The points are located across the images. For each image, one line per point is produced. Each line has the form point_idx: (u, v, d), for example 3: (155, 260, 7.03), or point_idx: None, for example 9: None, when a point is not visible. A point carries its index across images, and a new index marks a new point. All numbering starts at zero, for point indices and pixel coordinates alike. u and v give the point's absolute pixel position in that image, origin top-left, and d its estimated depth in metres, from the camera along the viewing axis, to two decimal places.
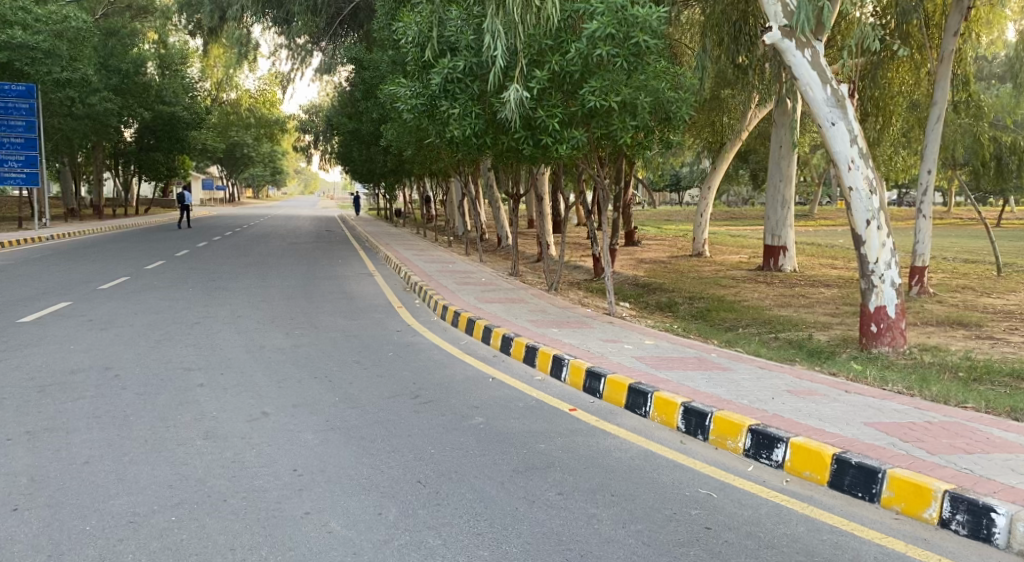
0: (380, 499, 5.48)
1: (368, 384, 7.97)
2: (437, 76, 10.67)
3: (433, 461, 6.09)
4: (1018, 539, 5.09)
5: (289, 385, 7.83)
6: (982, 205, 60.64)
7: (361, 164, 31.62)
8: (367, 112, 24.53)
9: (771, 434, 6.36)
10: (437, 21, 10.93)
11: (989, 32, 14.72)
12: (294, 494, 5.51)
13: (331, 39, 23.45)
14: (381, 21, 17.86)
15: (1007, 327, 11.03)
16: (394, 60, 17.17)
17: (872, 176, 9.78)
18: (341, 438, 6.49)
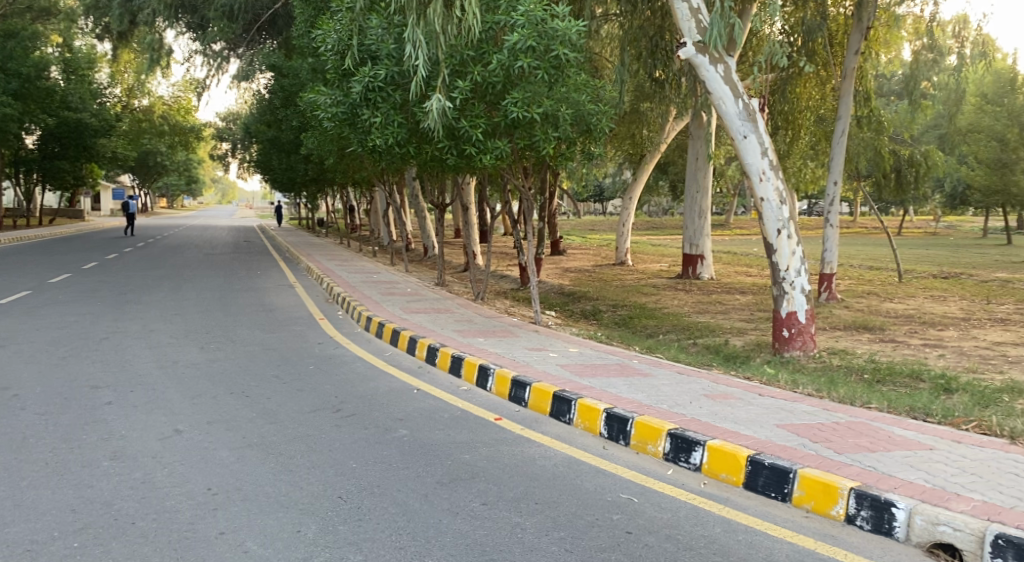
0: (299, 516, 5.47)
1: (287, 398, 7.91)
2: (358, 85, 10.66)
3: (355, 475, 6.11)
4: (916, 532, 5.39)
5: (203, 400, 7.72)
6: (884, 214, 63.71)
7: (281, 172, 31.17)
8: (286, 120, 24.17)
9: (689, 438, 6.58)
10: (357, 29, 10.89)
11: (887, 50, 15.56)
12: (208, 513, 5.46)
13: (248, 46, 22.86)
14: (300, 29, 17.70)
15: (908, 330, 11.64)
16: (314, 67, 17.01)
17: (781, 188, 10.17)
18: (258, 455, 6.44)
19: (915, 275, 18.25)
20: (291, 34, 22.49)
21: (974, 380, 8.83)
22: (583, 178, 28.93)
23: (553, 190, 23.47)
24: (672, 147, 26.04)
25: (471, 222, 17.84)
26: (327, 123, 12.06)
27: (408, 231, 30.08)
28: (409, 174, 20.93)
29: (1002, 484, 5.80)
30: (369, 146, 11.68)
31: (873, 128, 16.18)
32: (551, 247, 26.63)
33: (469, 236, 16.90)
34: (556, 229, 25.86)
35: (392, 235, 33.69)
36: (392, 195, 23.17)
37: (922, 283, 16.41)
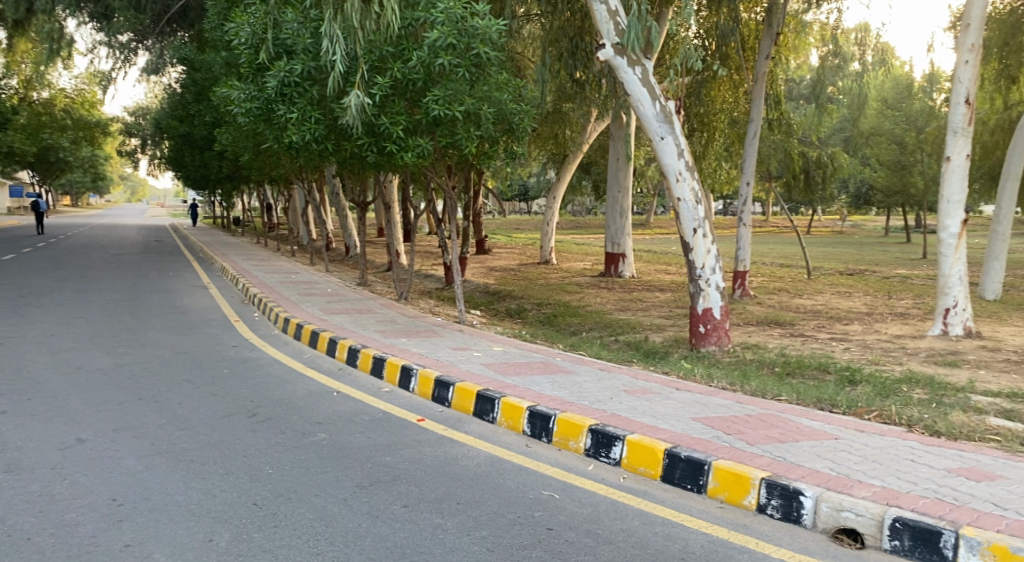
0: (211, 524, 5.41)
1: (199, 404, 7.76)
2: (273, 80, 10.51)
3: (272, 481, 6.06)
4: (822, 518, 5.63)
5: (108, 408, 7.52)
6: (794, 214, 65.90)
7: (194, 169, 30.39)
8: (199, 116, 23.51)
9: (609, 433, 6.74)
10: (271, 23, 10.75)
11: (795, 56, 16.15)
12: (111, 526, 5.35)
13: (158, 37, 22.11)
14: (212, 22, 17.37)
15: (816, 324, 12.12)
16: (228, 62, 16.60)
17: (697, 188, 10.45)
18: (167, 463, 6.32)
19: (823, 272, 19.00)
20: (203, 27, 21.97)
21: (876, 371, 9.26)
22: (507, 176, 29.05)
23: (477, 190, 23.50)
24: (593, 147, 26.42)
25: (393, 221, 17.76)
26: (241, 119, 11.81)
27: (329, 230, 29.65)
28: (330, 173, 20.66)
29: (900, 469, 6.12)
30: (285, 143, 11.48)
31: (783, 130, 16.76)
32: (475, 246, 26.69)
33: (392, 235, 16.78)
34: (481, 228, 25.88)
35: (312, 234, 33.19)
36: (311, 193, 22.85)
37: (829, 280, 17.11)
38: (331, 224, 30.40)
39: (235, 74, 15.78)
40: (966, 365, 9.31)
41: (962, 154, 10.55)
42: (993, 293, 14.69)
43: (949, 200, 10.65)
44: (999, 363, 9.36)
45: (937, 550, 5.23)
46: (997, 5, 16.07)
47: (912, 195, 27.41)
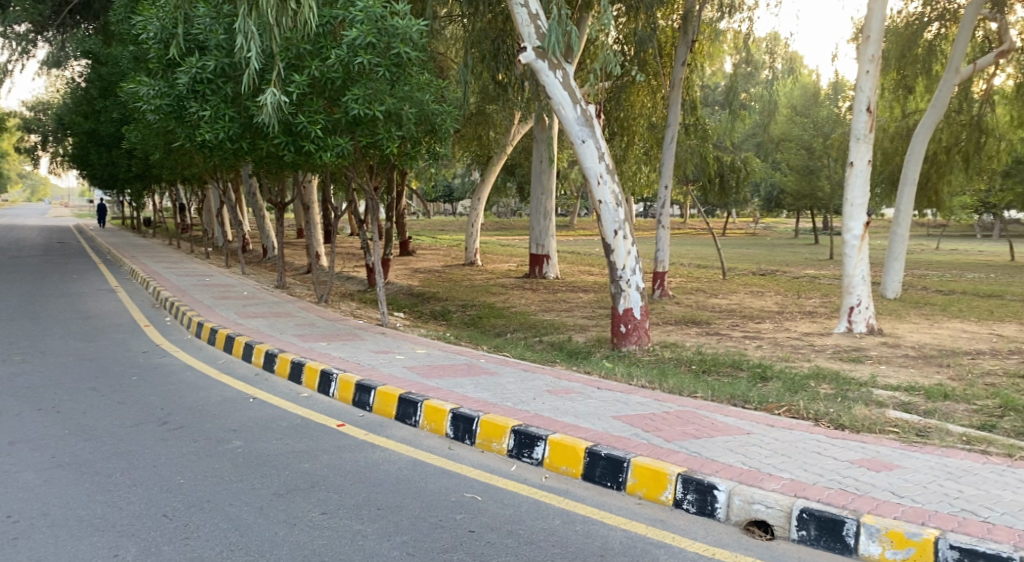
0: (117, 539, 5.29)
1: (104, 413, 7.54)
2: (185, 76, 10.29)
3: (182, 492, 5.94)
4: (735, 511, 5.81)
5: (5, 419, 7.24)
6: (710, 216, 67.56)
7: (100, 168, 29.33)
8: (104, 112, 22.61)
9: (532, 434, 6.83)
10: (182, 18, 10.51)
11: (710, 63, 16.63)
12: (7, 544, 5.17)
13: (59, 29, 21.34)
14: (119, 15, 16.86)
15: (731, 323, 12.49)
16: (136, 56, 16.12)
17: (618, 191, 10.66)
18: (70, 476, 6.13)
19: (738, 272, 19.56)
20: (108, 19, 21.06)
21: (786, 367, 9.60)
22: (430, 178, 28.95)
23: (400, 191, 23.36)
24: (517, 149, 26.62)
25: (313, 222, 17.53)
26: (151, 116, 11.49)
27: (247, 231, 29.00)
28: (246, 172, 20.22)
29: (808, 462, 6.36)
30: (198, 141, 11.21)
31: (699, 135, 17.19)
32: (399, 248, 26.56)
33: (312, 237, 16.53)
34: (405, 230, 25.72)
35: (227, 235, 32.47)
36: (226, 193, 22.35)
37: (743, 279, 17.64)
38: (246, 225, 29.77)
39: (144, 68, 15.25)
40: (869, 360, 9.73)
41: (864, 160, 11.04)
42: (894, 292, 15.37)
43: (852, 203, 11.14)
44: (899, 358, 9.83)
45: (840, 538, 5.42)
46: (895, 19, 16.87)
47: (819, 199, 28.46)
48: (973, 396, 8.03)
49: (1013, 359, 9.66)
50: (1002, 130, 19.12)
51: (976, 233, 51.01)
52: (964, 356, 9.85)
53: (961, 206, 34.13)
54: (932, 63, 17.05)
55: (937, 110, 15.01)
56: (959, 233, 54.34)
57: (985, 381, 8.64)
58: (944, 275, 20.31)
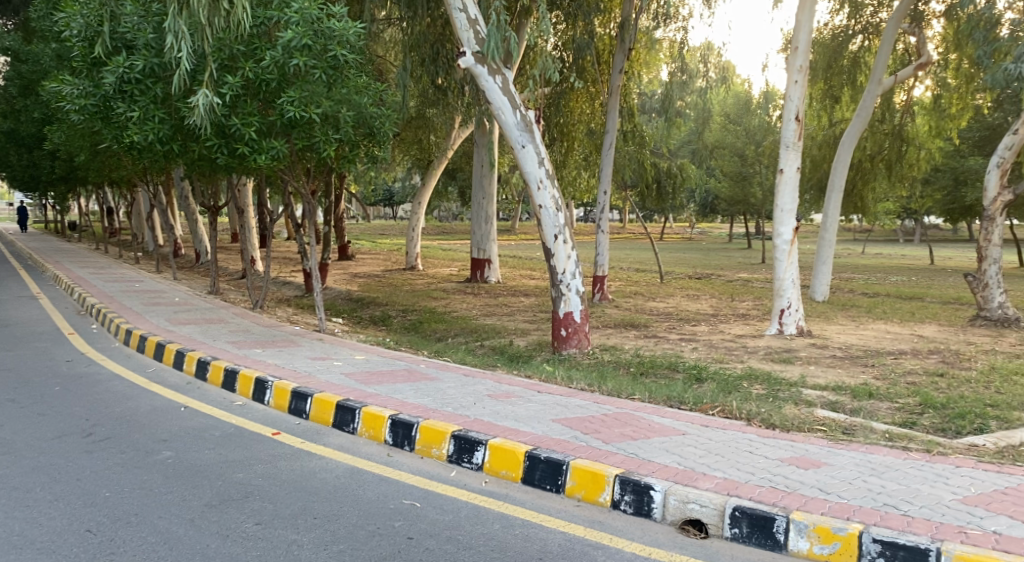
0: (38, 557, 5.15)
1: (26, 425, 7.32)
2: (111, 76, 10.04)
3: (108, 505, 5.81)
4: (670, 511, 5.91)
5: None
6: (649, 221, 68.49)
7: (22, 170, 28.38)
8: (25, 112, 21.80)
9: (471, 439, 6.85)
10: (108, 15, 10.26)
11: (647, 71, 16.90)
12: None
13: None
14: (41, 11, 16.38)
15: (668, 326, 12.70)
16: (59, 54, 15.67)
17: (557, 196, 10.74)
18: None
19: (675, 276, 19.90)
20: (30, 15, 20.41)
21: (720, 369, 9.80)
22: (370, 181, 28.75)
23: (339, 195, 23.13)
24: (457, 153, 26.63)
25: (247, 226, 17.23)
26: (75, 116, 11.18)
27: (178, 236, 28.35)
28: (178, 175, 19.79)
29: (740, 461, 6.51)
30: (126, 143, 10.95)
31: (637, 141, 17.44)
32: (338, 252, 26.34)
33: (247, 240, 16.22)
34: (343, 234, 25.48)
35: (158, 240, 31.70)
36: (157, 196, 21.85)
37: (680, 283, 17.93)
38: (177, 229, 29.13)
39: (68, 67, 14.78)
40: (798, 361, 10.01)
41: (793, 167, 11.34)
42: (823, 294, 15.80)
43: (783, 209, 11.43)
44: (828, 359, 10.12)
45: (771, 534, 5.54)
46: (822, 30, 17.39)
47: (752, 205, 29.11)
48: (895, 394, 8.33)
49: (932, 358, 10.05)
50: (922, 139, 19.87)
51: (900, 238, 52.77)
52: (887, 356, 10.19)
53: (885, 212, 35.31)
54: (856, 74, 17.64)
55: (862, 119, 15.54)
56: (884, 238, 56.16)
57: (906, 379, 8.97)
58: (870, 278, 20.99)
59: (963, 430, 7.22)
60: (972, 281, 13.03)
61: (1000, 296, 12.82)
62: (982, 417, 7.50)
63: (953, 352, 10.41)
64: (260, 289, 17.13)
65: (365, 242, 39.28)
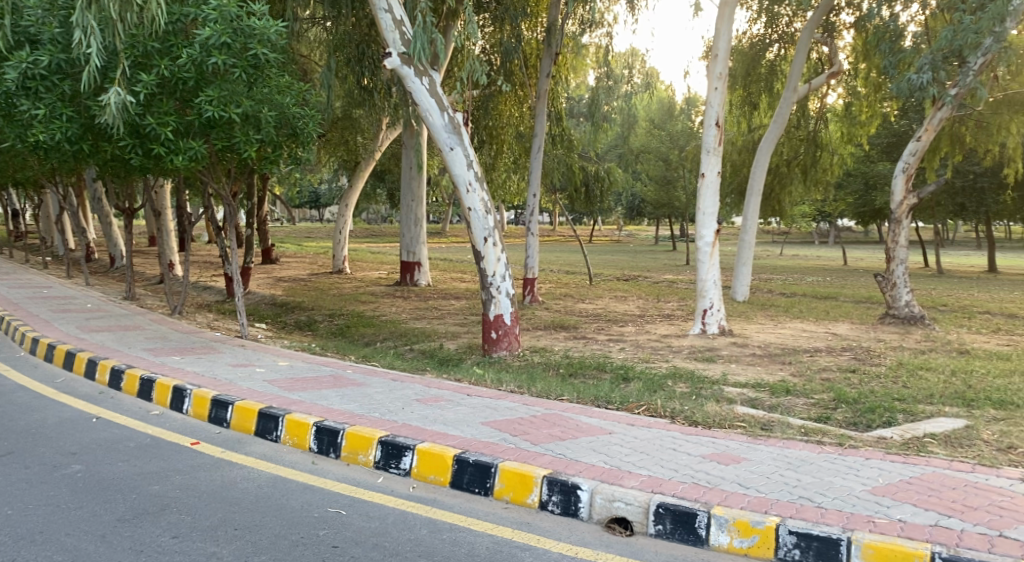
0: None
1: None
2: (14, 71, 9.67)
3: (12, 524, 5.59)
4: (597, 510, 5.97)
5: None
6: (577, 224, 69.18)
7: None
8: None
9: (399, 444, 6.81)
10: (10, 8, 9.88)
11: (575, 75, 17.07)
12: None
13: None
14: None
15: (596, 327, 12.83)
16: None
17: (487, 199, 10.75)
18: None
19: (604, 278, 20.11)
20: None
21: (646, 368, 9.97)
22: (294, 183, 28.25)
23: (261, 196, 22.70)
24: (385, 155, 26.43)
25: (164, 230, 16.75)
26: None
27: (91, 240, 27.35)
28: (90, 177, 19.12)
29: (664, 459, 6.61)
30: (31, 142, 10.55)
31: (565, 144, 17.58)
32: (262, 256, 25.80)
33: (164, 244, 15.76)
34: (266, 236, 25.00)
35: (70, 244, 30.55)
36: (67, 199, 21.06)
37: (609, 285, 18.15)
38: (91, 232, 28.13)
39: None
40: (720, 359, 10.23)
41: (714, 171, 11.60)
42: (743, 295, 16.15)
43: (704, 212, 11.68)
44: (748, 357, 10.38)
45: (693, 530, 5.63)
46: (740, 39, 17.84)
47: (676, 208, 29.66)
48: (811, 390, 8.59)
49: (846, 355, 10.40)
50: (835, 145, 20.56)
51: (814, 241, 54.56)
52: (804, 353, 10.50)
53: (801, 214, 36.38)
54: (773, 82, 18.14)
55: (778, 126, 15.99)
56: (800, 240, 57.96)
57: (822, 376, 9.26)
58: (788, 279, 21.59)
59: (874, 424, 7.49)
60: (881, 281, 13.53)
61: (907, 295, 13.30)
62: (890, 410, 7.78)
63: (864, 349, 10.79)
64: (179, 294, 16.68)
65: (291, 246, 38.60)
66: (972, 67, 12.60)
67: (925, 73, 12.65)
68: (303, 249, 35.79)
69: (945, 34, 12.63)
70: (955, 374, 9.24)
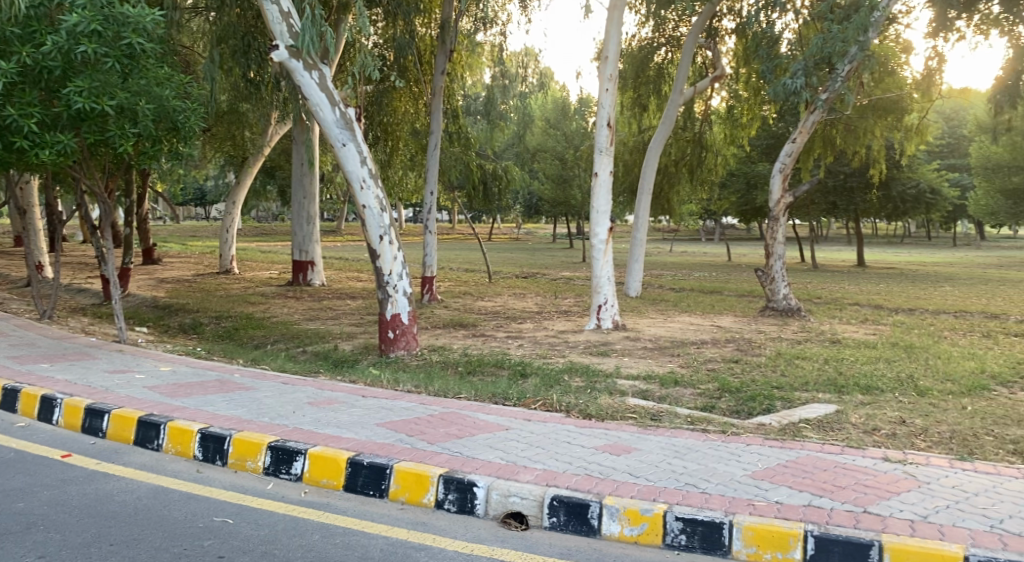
0: None
1: None
2: None
3: None
4: (493, 506, 5.94)
5: None
6: (477, 222, 69.30)
7: None
8: None
9: (290, 449, 6.61)
10: None
11: (470, 73, 17.09)
12: None
13: None
14: None
15: (494, 325, 12.83)
16: None
17: (382, 196, 10.60)
18: None
19: (502, 276, 20.13)
20: None
21: (543, 364, 10.03)
22: (177, 180, 27.17)
23: (142, 194, 21.79)
24: (275, 152, 25.79)
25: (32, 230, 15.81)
26: None
27: None
28: None
29: (559, 452, 6.64)
30: None
31: (461, 142, 17.55)
32: (142, 257, 24.73)
33: (32, 245, 14.87)
34: (148, 237, 24.01)
35: None
36: None
37: (506, 283, 18.22)
38: None
39: None
40: (613, 353, 10.39)
41: (607, 171, 11.79)
42: (636, 290, 16.43)
43: (598, 211, 11.82)
44: (640, 350, 10.59)
45: (586, 520, 5.67)
46: (630, 42, 18.17)
47: (572, 206, 30.03)
48: (697, 381, 8.81)
49: (730, 346, 10.74)
50: (718, 146, 21.18)
51: (701, 237, 56.42)
52: (691, 345, 10.77)
53: (688, 213, 37.40)
54: (661, 85, 18.57)
55: (667, 127, 16.40)
56: (689, 239, 59.79)
57: (707, 366, 9.53)
58: (678, 275, 22.11)
59: (755, 411, 7.74)
60: (760, 276, 14.01)
61: (785, 289, 13.82)
62: (770, 398, 8.05)
63: (745, 340, 11.16)
64: (49, 298, 15.76)
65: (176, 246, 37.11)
66: (840, 73, 13.26)
67: (798, 79, 13.21)
68: (188, 249, 34.37)
69: (816, 41, 13.20)
70: (827, 362, 9.67)
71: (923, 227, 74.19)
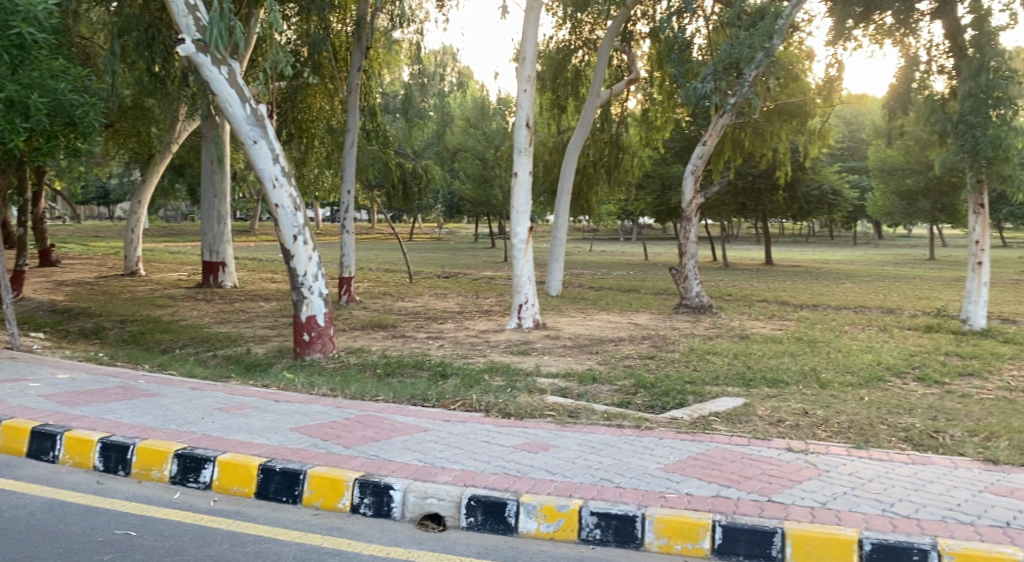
0: None
1: None
2: None
3: None
4: (409, 508, 5.80)
5: None
6: (397, 222, 68.71)
7: None
8: None
9: (198, 456, 6.35)
10: None
11: (387, 70, 16.87)
12: None
13: None
14: None
15: (414, 325, 12.67)
16: None
17: (295, 194, 10.33)
18: None
19: (422, 276, 19.93)
20: None
21: (463, 364, 9.94)
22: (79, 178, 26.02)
23: (39, 193, 20.82)
24: (185, 149, 24.99)
25: None
26: None
27: None
28: None
29: (476, 452, 6.55)
30: None
31: (378, 141, 17.31)
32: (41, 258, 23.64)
33: None
34: (46, 237, 22.96)
35: None
36: None
37: (426, 283, 18.07)
38: None
39: None
40: (533, 352, 10.36)
41: (525, 170, 11.76)
42: (556, 289, 16.48)
43: (517, 210, 11.78)
44: (559, 348, 10.59)
45: (503, 519, 5.58)
46: (547, 44, 18.27)
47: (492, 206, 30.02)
48: (614, 377, 8.84)
49: (645, 343, 10.85)
50: (634, 147, 21.44)
51: (619, 237, 57.18)
52: (608, 343, 10.83)
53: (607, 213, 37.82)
54: (578, 86, 18.68)
55: (584, 128, 16.51)
56: (607, 239, 60.56)
57: (624, 363, 9.58)
58: (596, 273, 22.33)
59: (669, 405, 7.80)
60: (674, 274, 14.23)
61: (697, 287, 14.06)
62: (682, 393, 8.13)
63: (660, 337, 11.29)
64: None
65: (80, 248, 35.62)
66: (747, 78, 13.52)
67: (708, 82, 13.44)
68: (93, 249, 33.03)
69: (725, 47, 13.44)
70: (737, 357, 9.85)
71: (828, 227, 76.93)
